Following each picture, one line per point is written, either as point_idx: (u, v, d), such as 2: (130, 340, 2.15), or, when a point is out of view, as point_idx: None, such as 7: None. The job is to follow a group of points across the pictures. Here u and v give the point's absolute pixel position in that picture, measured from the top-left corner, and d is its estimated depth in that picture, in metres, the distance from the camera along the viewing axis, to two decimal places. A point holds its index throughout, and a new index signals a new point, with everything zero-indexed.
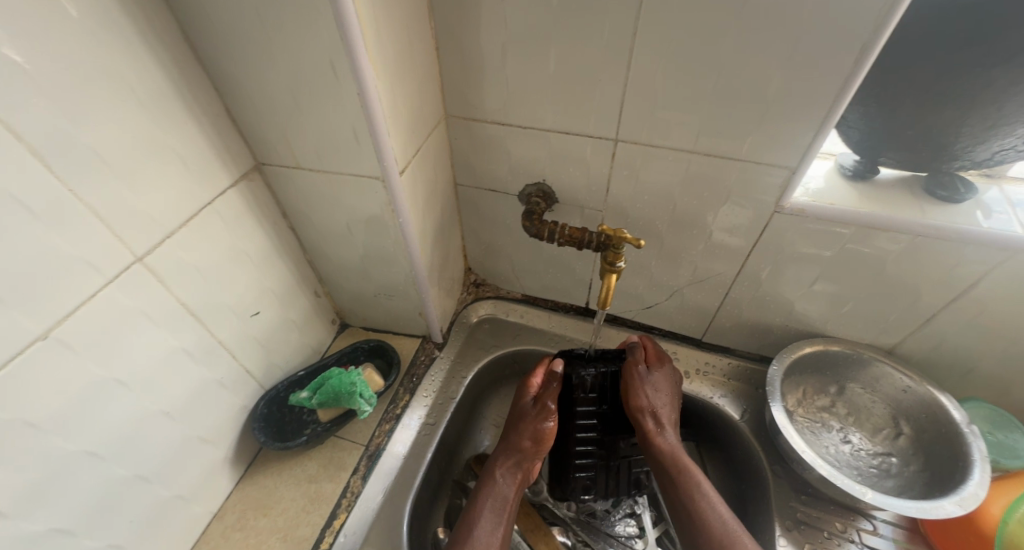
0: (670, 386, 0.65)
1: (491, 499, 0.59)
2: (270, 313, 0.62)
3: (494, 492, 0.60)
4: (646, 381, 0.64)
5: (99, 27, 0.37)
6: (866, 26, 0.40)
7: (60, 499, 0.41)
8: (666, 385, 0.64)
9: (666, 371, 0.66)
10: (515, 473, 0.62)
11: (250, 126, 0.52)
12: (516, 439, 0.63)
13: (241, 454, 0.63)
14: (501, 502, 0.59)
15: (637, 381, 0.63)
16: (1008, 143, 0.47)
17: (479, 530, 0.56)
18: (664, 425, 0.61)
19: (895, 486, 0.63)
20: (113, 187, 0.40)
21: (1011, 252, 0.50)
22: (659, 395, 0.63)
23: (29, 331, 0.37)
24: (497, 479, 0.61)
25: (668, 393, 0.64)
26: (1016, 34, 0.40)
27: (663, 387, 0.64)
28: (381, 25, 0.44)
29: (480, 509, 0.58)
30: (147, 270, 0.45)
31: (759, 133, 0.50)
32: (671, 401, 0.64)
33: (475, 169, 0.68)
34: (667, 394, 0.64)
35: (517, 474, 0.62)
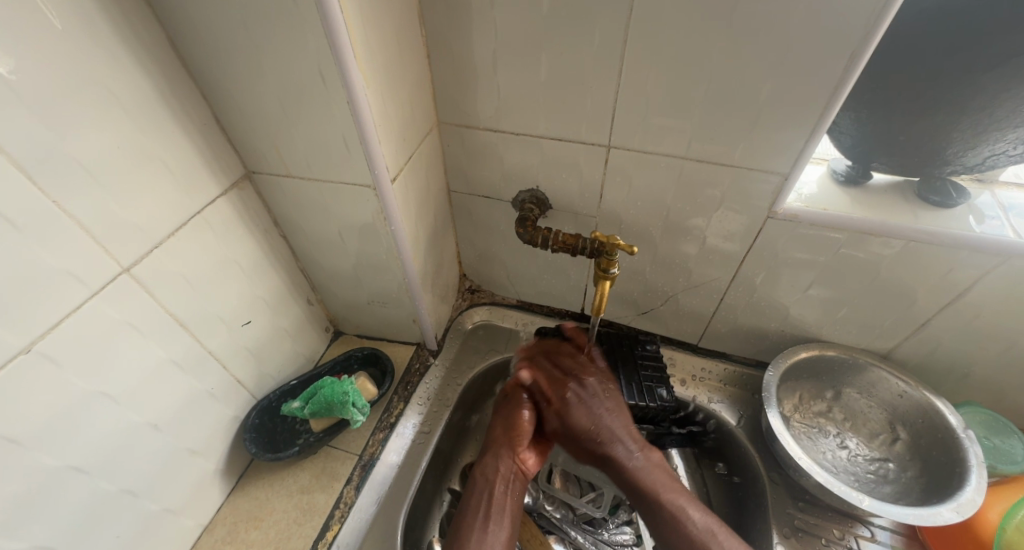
0: (600, 405, 0.61)
1: (476, 499, 0.56)
2: (261, 323, 0.62)
3: (476, 493, 0.56)
4: (567, 421, 0.60)
5: (85, 37, 0.36)
6: (857, 31, 0.40)
7: (44, 516, 0.41)
8: (591, 414, 0.60)
9: (576, 400, 0.61)
10: (503, 469, 0.58)
11: (239, 135, 0.51)
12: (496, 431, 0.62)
13: (232, 466, 0.62)
14: (492, 499, 0.56)
15: (563, 430, 0.61)
16: (998, 148, 0.47)
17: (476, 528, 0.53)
18: (614, 453, 0.58)
19: (892, 492, 0.62)
20: (99, 198, 0.40)
21: (1003, 256, 0.50)
22: (587, 423, 0.60)
23: (12, 345, 0.36)
24: (481, 478, 0.57)
25: (598, 415, 0.60)
26: (1008, 37, 0.40)
27: (586, 418, 0.60)
28: (370, 34, 0.44)
29: (473, 509, 0.55)
30: (135, 281, 0.44)
31: (751, 139, 0.50)
32: (612, 422, 0.60)
33: (468, 175, 0.68)
34: (599, 416, 0.60)
35: (506, 474, 0.58)
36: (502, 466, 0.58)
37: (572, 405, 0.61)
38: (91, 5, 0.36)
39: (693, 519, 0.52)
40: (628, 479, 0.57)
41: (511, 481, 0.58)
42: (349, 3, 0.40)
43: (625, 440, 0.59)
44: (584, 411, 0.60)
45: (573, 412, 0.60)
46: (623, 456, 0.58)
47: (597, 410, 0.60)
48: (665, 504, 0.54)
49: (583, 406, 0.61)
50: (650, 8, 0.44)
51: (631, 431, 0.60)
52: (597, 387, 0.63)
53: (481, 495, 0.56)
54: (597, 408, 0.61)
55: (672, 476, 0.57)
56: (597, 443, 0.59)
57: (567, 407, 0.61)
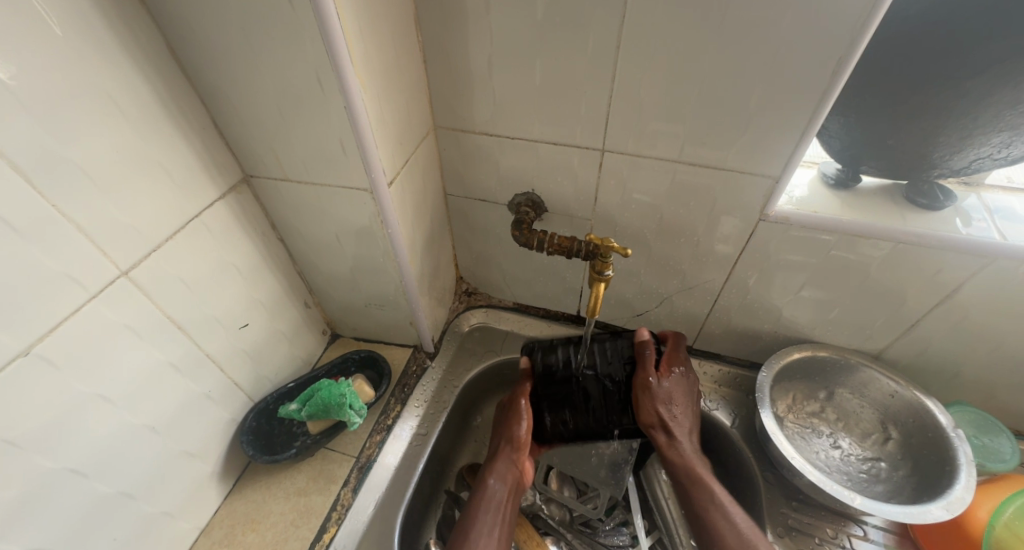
0: (687, 388, 0.65)
1: (485, 502, 0.61)
2: (259, 326, 0.62)
3: (486, 496, 0.61)
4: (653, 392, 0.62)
5: (85, 43, 0.37)
6: (844, 39, 0.41)
7: (39, 519, 0.41)
8: (683, 392, 0.64)
9: (679, 380, 0.64)
10: (507, 473, 0.63)
11: (238, 139, 0.52)
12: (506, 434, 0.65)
13: (229, 468, 0.62)
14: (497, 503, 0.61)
15: (647, 395, 0.63)
16: (983, 152, 0.49)
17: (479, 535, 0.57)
18: (677, 432, 0.63)
19: (884, 491, 0.63)
20: (98, 201, 0.40)
21: (989, 258, 0.51)
22: (671, 400, 0.63)
23: (11, 347, 0.36)
24: (490, 482, 0.62)
25: (682, 398, 0.64)
26: (988, 45, 0.42)
27: (675, 394, 0.63)
28: (367, 40, 0.44)
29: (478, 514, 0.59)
30: (133, 284, 0.45)
31: (742, 144, 0.51)
32: (688, 408, 0.65)
33: (464, 179, 0.68)
34: (683, 399, 0.64)
35: (510, 477, 0.63)
36: (506, 470, 0.63)
37: (675, 381, 0.64)
38: (92, 13, 0.37)
39: (737, 516, 0.57)
40: (682, 459, 0.62)
41: (514, 485, 0.63)
42: (346, 10, 0.40)
43: (686, 426, 0.64)
44: (671, 388, 0.63)
45: (667, 386, 0.63)
46: (681, 436, 0.63)
47: (679, 392, 0.64)
48: (707, 496, 0.59)
49: (681, 383, 0.64)
50: (642, 15, 0.45)
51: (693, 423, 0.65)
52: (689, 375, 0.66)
53: (487, 500, 0.61)
54: (683, 391, 0.64)
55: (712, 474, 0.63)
56: (667, 422, 0.62)
57: (668, 376, 0.64)
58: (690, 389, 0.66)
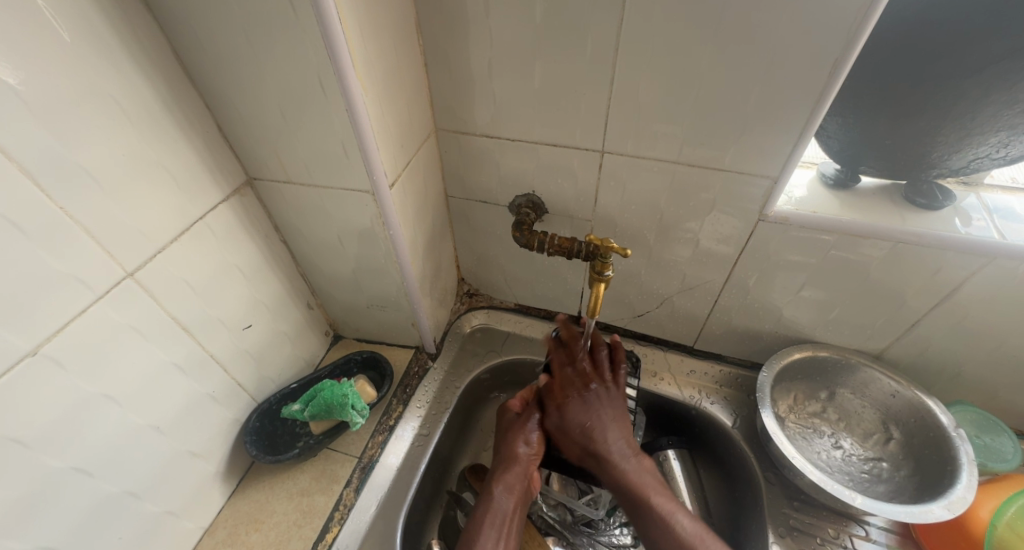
0: (603, 403, 0.61)
1: (490, 515, 0.56)
2: (262, 327, 0.63)
3: (493, 509, 0.57)
4: (563, 429, 0.61)
5: (92, 49, 0.38)
6: (840, 41, 0.42)
7: (46, 517, 0.41)
8: (592, 413, 0.60)
9: (580, 400, 0.61)
10: (512, 482, 0.59)
11: (241, 142, 0.52)
12: (506, 451, 0.61)
13: (233, 469, 0.63)
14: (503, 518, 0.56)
15: (561, 434, 0.61)
16: (982, 152, 0.49)
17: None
18: (608, 454, 0.58)
19: (885, 491, 0.63)
20: (104, 203, 0.41)
21: (989, 257, 0.51)
22: (584, 424, 0.60)
23: (19, 347, 0.37)
24: (496, 494, 0.58)
25: (602, 414, 0.60)
26: (984, 46, 0.42)
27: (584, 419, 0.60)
28: (368, 44, 0.45)
29: (484, 528, 0.55)
30: (138, 285, 0.45)
31: (740, 145, 0.52)
32: (609, 425, 0.59)
33: (465, 181, 0.69)
34: (599, 419, 0.60)
35: (517, 487, 0.59)
36: (514, 480, 0.59)
37: (577, 403, 0.61)
38: (98, 18, 0.38)
39: (681, 525, 0.52)
40: (620, 481, 0.56)
41: (521, 497, 0.59)
42: (347, 14, 0.41)
43: (616, 437, 0.59)
44: (581, 414, 0.60)
45: (574, 410, 0.61)
46: (612, 455, 0.58)
47: (601, 408, 0.61)
48: (648, 515, 0.53)
49: (595, 399, 0.62)
50: (640, 17, 0.45)
51: (628, 435, 0.60)
52: (603, 396, 0.62)
53: (493, 514, 0.56)
54: (600, 406, 0.61)
55: (661, 482, 0.57)
56: (590, 449, 0.59)
57: (569, 405, 0.61)
58: (613, 401, 0.62)
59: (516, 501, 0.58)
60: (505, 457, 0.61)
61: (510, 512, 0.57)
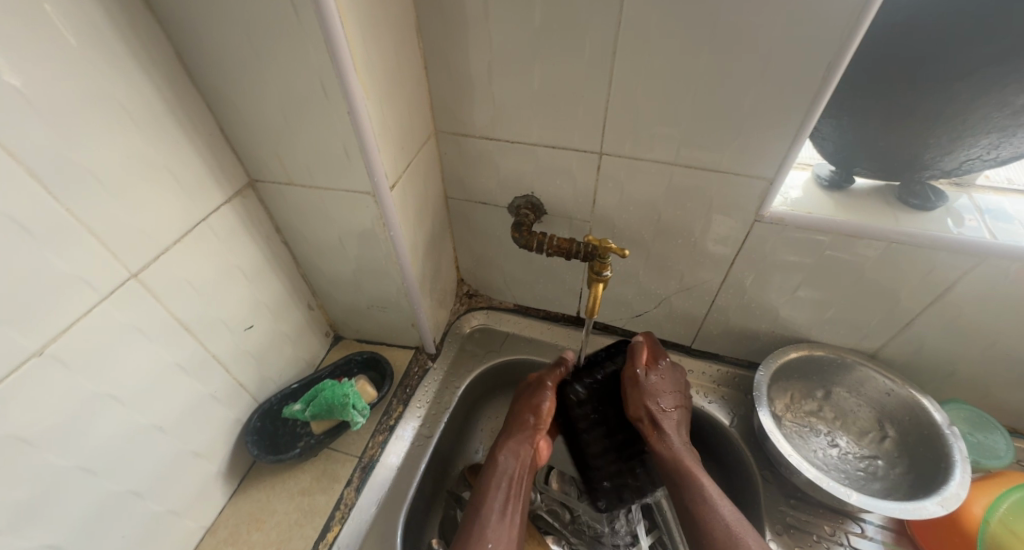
0: (675, 384, 0.67)
1: (497, 481, 0.60)
2: (263, 328, 0.63)
3: (500, 474, 0.61)
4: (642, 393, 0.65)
5: (96, 52, 0.38)
6: (832, 46, 0.43)
7: (51, 516, 0.42)
8: (664, 390, 0.65)
9: (666, 374, 0.67)
10: (521, 452, 0.63)
11: (244, 144, 0.53)
12: (530, 421, 0.65)
13: (234, 468, 0.63)
14: (510, 481, 0.60)
15: (635, 390, 0.65)
16: (973, 153, 0.50)
17: (492, 513, 0.57)
18: (666, 425, 0.63)
19: (881, 488, 0.64)
20: (109, 205, 0.42)
21: (980, 257, 0.51)
22: (653, 396, 0.65)
23: (25, 346, 0.37)
24: (502, 457, 0.62)
25: (670, 396, 0.66)
26: (974, 51, 0.43)
27: (663, 391, 0.65)
28: (370, 48, 0.46)
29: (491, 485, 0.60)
30: (142, 286, 0.46)
31: (736, 147, 0.52)
32: (672, 408, 0.65)
33: (465, 182, 0.70)
34: (669, 398, 0.65)
35: (525, 455, 0.63)
36: (521, 448, 0.63)
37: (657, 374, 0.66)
38: (103, 23, 0.38)
39: (724, 509, 0.56)
40: (670, 454, 0.62)
41: (528, 465, 0.63)
42: (350, 20, 0.42)
43: (675, 419, 0.64)
44: (656, 390, 0.65)
45: (652, 381, 0.66)
46: (670, 431, 0.63)
47: (669, 391, 0.66)
48: (693, 490, 0.58)
49: (668, 380, 0.66)
50: (637, 22, 0.46)
51: (684, 421, 0.65)
52: (676, 381, 0.67)
53: (500, 478, 0.60)
54: (672, 385, 0.67)
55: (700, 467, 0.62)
56: (655, 416, 0.63)
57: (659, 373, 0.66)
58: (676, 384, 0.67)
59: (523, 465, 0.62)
60: (522, 426, 0.65)
61: (516, 474, 0.61)
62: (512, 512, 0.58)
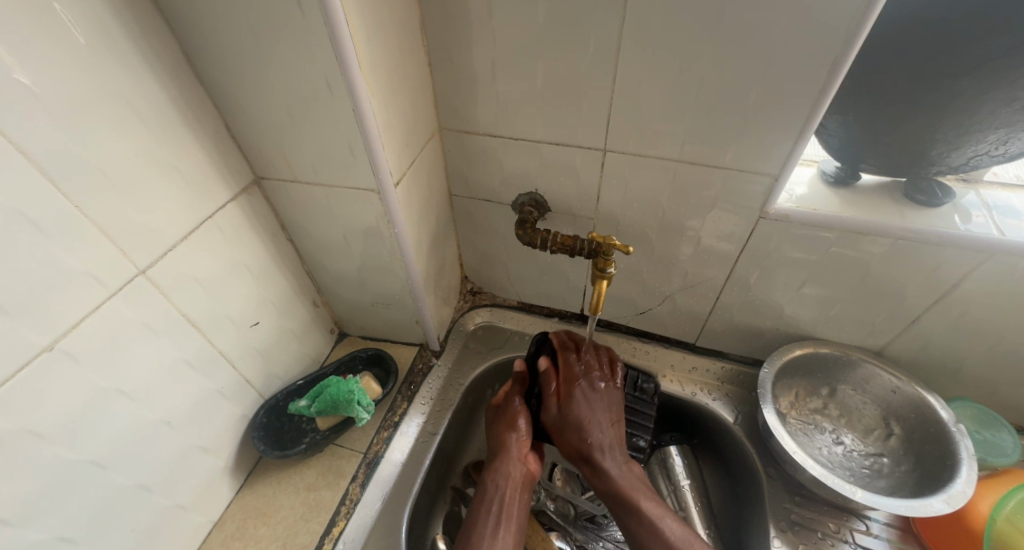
0: (598, 406, 0.61)
1: (486, 506, 0.58)
2: (269, 324, 0.64)
3: (485, 497, 0.59)
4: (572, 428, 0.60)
5: (104, 50, 0.38)
6: (838, 41, 0.42)
7: (61, 509, 0.42)
8: (589, 413, 0.60)
9: (581, 397, 0.61)
10: (513, 473, 0.60)
11: (249, 142, 0.53)
12: (494, 442, 0.63)
13: (240, 464, 0.64)
14: (501, 506, 0.58)
15: (551, 424, 0.61)
16: (981, 149, 0.49)
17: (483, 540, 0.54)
18: (598, 458, 0.58)
19: (886, 486, 0.64)
20: (117, 202, 0.42)
21: (988, 253, 0.51)
22: (586, 428, 0.59)
23: (36, 341, 0.38)
24: (490, 484, 0.60)
25: (596, 418, 0.60)
26: (983, 45, 0.42)
27: (581, 420, 0.60)
28: (374, 45, 0.46)
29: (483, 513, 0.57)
30: (150, 282, 0.46)
31: (740, 143, 0.52)
32: (606, 430, 0.60)
33: (469, 179, 0.70)
34: (598, 421, 0.60)
35: (517, 476, 0.60)
36: (512, 470, 0.60)
37: (577, 400, 0.61)
38: (112, 22, 0.39)
39: (668, 531, 0.54)
40: (611, 485, 0.57)
41: (520, 485, 0.60)
42: (354, 17, 0.42)
43: (609, 446, 0.59)
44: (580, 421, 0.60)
45: (576, 407, 0.60)
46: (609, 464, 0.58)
47: (597, 411, 0.60)
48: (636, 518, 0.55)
49: (583, 401, 0.61)
50: (642, 18, 0.46)
51: (620, 439, 0.60)
52: (602, 395, 0.62)
53: (489, 502, 0.58)
54: (599, 405, 0.61)
55: (650, 489, 0.58)
56: (585, 452, 0.59)
57: (569, 405, 0.61)
58: (609, 402, 0.62)
59: (516, 492, 0.59)
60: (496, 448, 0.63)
61: (512, 502, 0.58)
62: (505, 536, 0.55)
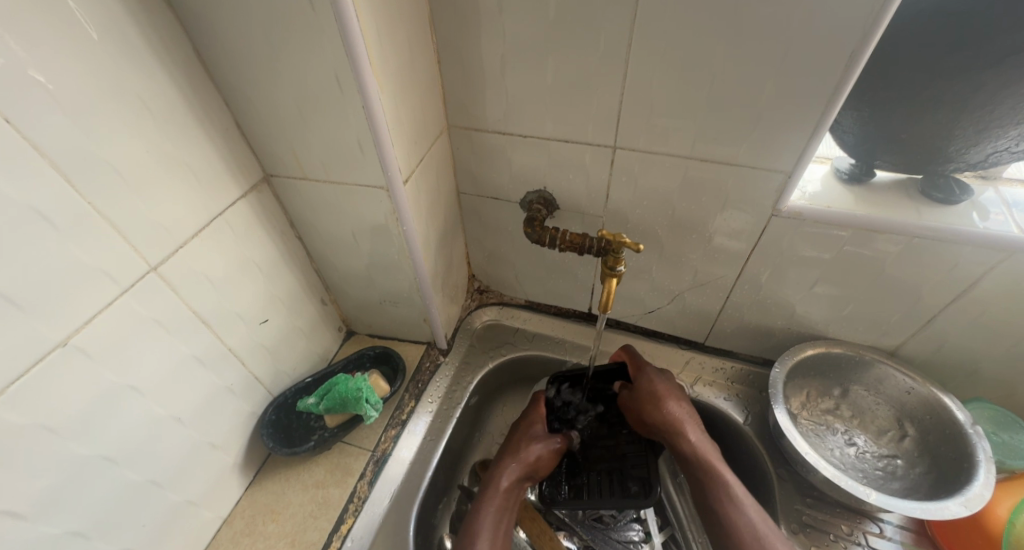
0: (675, 388, 0.67)
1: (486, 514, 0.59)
2: (278, 321, 0.64)
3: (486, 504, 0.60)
4: (649, 399, 0.65)
5: (117, 47, 0.39)
6: (855, 35, 0.42)
7: (74, 504, 0.42)
8: (665, 392, 0.65)
9: (660, 382, 0.67)
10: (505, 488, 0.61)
11: (260, 140, 0.53)
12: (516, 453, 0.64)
13: (249, 461, 0.64)
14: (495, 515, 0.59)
15: (649, 386, 0.66)
16: (1000, 145, 0.48)
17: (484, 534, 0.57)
18: (684, 429, 0.62)
19: (901, 488, 0.63)
20: (129, 199, 0.42)
21: (1007, 251, 0.50)
22: (665, 407, 0.64)
23: (49, 337, 0.38)
24: (494, 489, 0.61)
25: (674, 401, 0.65)
26: (1002, 39, 0.41)
27: (663, 395, 0.65)
28: (384, 41, 0.45)
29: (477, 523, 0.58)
30: (160, 279, 0.46)
31: (752, 141, 0.52)
32: (681, 408, 0.64)
33: (477, 177, 0.69)
34: (675, 399, 0.65)
35: (513, 493, 0.61)
36: (512, 485, 0.61)
37: (656, 377, 0.67)
38: (124, 19, 0.39)
39: (748, 509, 0.56)
40: (691, 451, 0.61)
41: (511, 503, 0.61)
42: (364, 13, 0.42)
43: (692, 420, 0.64)
44: (660, 398, 0.65)
45: (654, 389, 0.66)
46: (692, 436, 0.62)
47: (677, 386, 0.67)
48: (720, 485, 0.58)
49: (659, 384, 0.66)
50: (653, 13, 0.45)
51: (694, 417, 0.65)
52: (671, 385, 0.67)
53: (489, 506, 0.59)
54: (671, 383, 0.67)
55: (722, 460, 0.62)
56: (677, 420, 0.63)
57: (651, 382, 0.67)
58: (675, 389, 0.67)
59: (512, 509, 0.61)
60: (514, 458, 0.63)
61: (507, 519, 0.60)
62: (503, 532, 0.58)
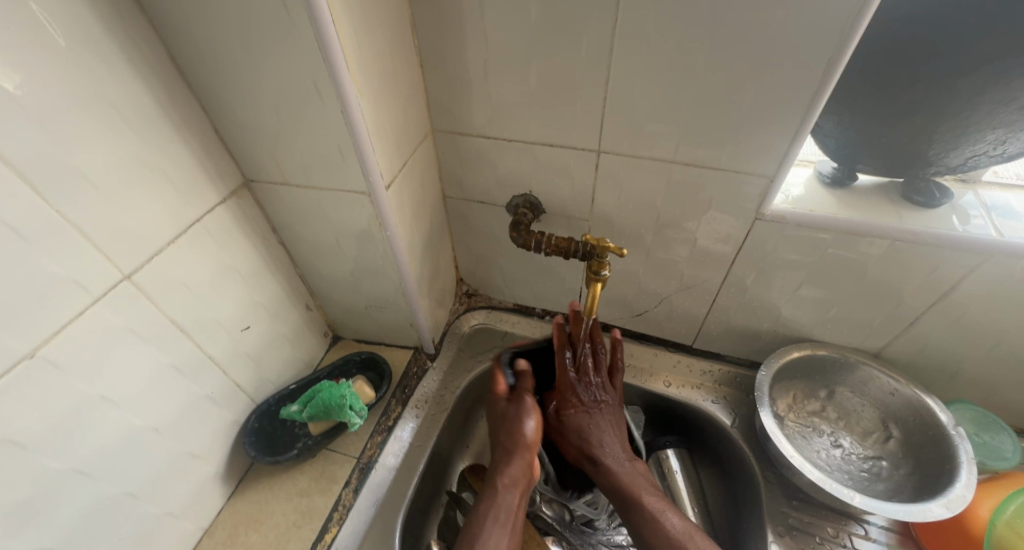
0: (595, 406, 0.66)
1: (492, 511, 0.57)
2: (260, 328, 0.63)
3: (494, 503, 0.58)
4: (568, 426, 0.65)
5: (87, 52, 0.38)
6: (834, 40, 0.42)
7: (46, 519, 0.41)
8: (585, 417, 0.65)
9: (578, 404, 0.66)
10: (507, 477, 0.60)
11: (238, 144, 0.53)
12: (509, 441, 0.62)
13: (232, 469, 0.63)
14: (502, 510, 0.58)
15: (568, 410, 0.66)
16: (978, 149, 0.49)
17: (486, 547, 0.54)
18: (601, 457, 0.63)
19: (885, 489, 0.63)
20: (101, 207, 0.41)
21: (985, 255, 0.51)
22: (583, 436, 0.64)
23: (16, 350, 0.37)
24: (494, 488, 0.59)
25: (593, 425, 0.64)
26: (980, 45, 0.41)
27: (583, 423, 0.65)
28: (362, 45, 0.45)
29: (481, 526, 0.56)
30: (135, 287, 0.45)
31: (735, 145, 0.52)
32: (602, 431, 0.64)
33: (462, 181, 0.69)
34: (593, 424, 0.64)
35: (519, 481, 0.60)
36: (517, 473, 0.60)
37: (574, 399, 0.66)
38: (95, 24, 0.38)
39: (669, 523, 0.56)
40: (612, 481, 0.61)
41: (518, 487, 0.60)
42: (341, 17, 0.41)
43: (613, 444, 0.64)
44: (579, 425, 0.65)
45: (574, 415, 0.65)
46: (611, 464, 0.62)
47: (600, 398, 0.66)
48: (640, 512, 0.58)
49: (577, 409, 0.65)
50: (635, 18, 0.45)
51: (618, 436, 0.64)
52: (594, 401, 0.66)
53: (491, 504, 0.58)
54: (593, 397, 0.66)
55: (654, 486, 0.61)
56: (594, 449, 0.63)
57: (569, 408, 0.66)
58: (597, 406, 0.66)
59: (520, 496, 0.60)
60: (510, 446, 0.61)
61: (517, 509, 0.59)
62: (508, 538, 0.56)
